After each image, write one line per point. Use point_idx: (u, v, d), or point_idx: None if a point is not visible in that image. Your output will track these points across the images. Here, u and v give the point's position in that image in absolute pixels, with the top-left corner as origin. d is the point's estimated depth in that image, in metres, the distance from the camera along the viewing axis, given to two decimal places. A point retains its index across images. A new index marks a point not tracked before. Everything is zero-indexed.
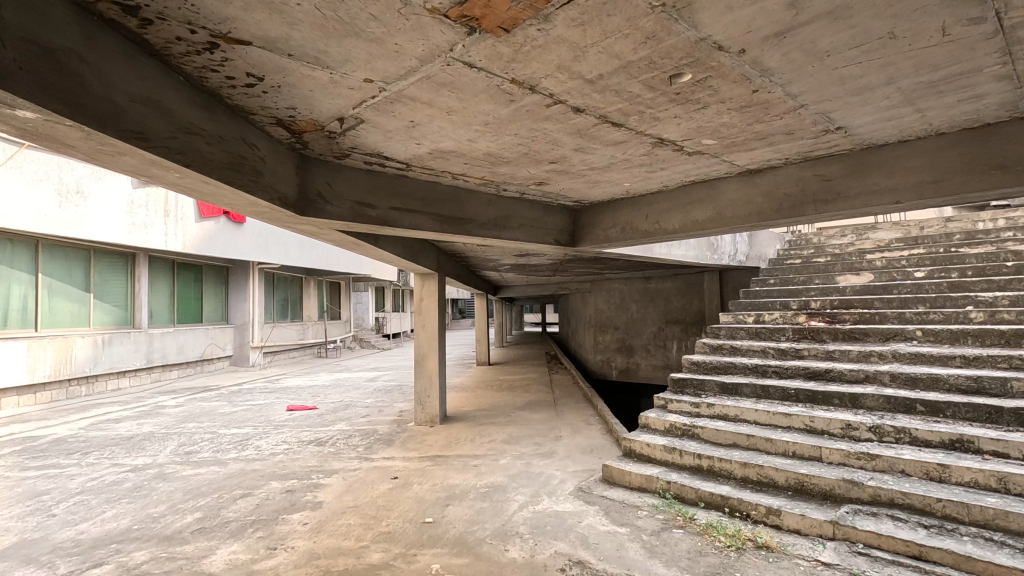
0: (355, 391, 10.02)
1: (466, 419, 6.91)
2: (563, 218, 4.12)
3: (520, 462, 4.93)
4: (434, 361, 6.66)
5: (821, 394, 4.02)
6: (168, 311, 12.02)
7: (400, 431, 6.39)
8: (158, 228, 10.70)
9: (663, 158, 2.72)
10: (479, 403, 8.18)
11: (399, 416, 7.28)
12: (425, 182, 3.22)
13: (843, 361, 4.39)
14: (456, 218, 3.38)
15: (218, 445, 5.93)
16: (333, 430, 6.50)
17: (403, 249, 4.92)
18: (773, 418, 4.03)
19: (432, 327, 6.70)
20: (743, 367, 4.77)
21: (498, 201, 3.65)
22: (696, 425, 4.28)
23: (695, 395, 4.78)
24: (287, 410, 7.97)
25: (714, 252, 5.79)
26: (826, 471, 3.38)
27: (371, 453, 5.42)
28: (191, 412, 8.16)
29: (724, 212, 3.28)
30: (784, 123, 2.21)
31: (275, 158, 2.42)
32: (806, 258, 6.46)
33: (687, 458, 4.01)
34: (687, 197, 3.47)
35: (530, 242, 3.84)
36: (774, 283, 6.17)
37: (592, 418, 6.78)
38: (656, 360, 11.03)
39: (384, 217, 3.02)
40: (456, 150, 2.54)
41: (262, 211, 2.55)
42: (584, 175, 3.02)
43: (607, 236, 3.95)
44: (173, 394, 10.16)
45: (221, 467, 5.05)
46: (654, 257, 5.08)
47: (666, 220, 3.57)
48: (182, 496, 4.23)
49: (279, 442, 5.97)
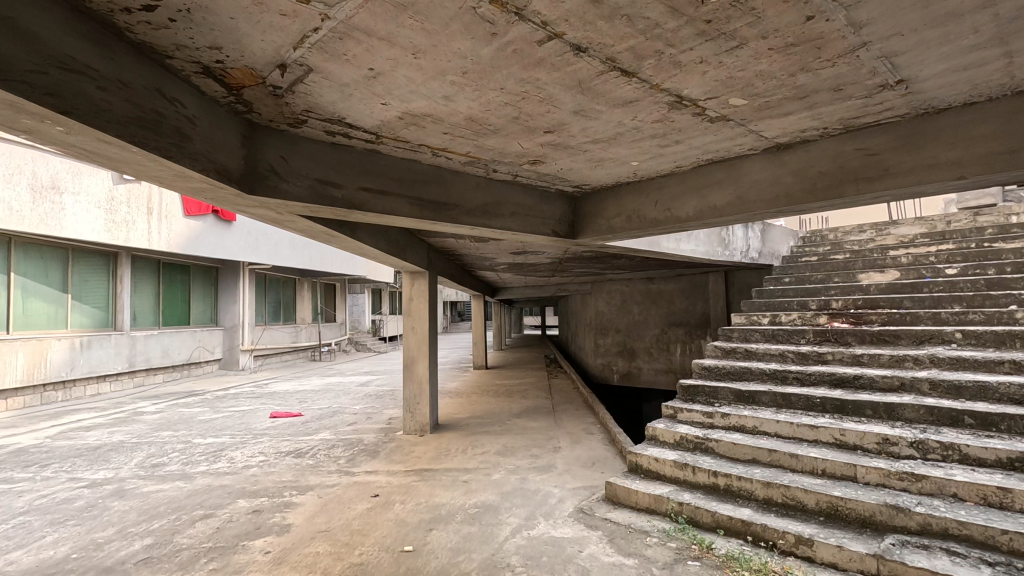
0: (346, 397, 9.59)
1: (458, 427, 6.47)
2: (562, 206, 3.69)
3: (514, 477, 4.48)
4: (424, 365, 6.23)
5: (851, 404, 3.58)
6: (152, 313, 11.59)
7: (388, 441, 5.95)
8: (140, 226, 10.24)
9: (679, 126, 2.29)
10: (474, 409, 7.73)
11: (387, 424, 6.84)
12: (402, 160, 2.78)
13: (872, 366, 3.95)
14: (438, 203, 2.96)
15: (189, 456, 5.48)
16: (315, 440, 6.05)
17: (387, 243, 4.49)
18: (797, 431, 3.60)
19: (423, 329, 6.27)
20: (760, 373, 4.34)
21: (488, 185, 3.21)
22: (711, 438, 3.84)
23: (707, 403, 4.34)
24: (270, 418, 7.52)
25: (726, 248, 5.35)
26: (863, 494, 2.94)
27: (353, 466, 4.98)
28: (169, 419, 7.71)
29: (746, 195, 2.85)
30: (833, 74, 1.78)
31: (210, 121, 1.99)
32: (822, 255, 6.02)
33: (701, 475, 3.56)
34: (702, 179, 3.04)
35: (524, 232, 3.41)
36: (789, 281, 5.74)
37: (593, 426, 6.34)
38: (659, 364, 10.60)
39: (352, 198, 2.59)
40: (432, 114, 2.12)
41: (199, 187, 2.13)
42: (586, 150, 2.59)
43: (611, 226, 3.52)
44: (155, 399, 9.73)
45: (186, 483, 4.60)
46: (661, 253, 4.65)
47: (678, 206, 3.15)
48: (135, 519, 3.78)
49: (255, 454, 5.52)
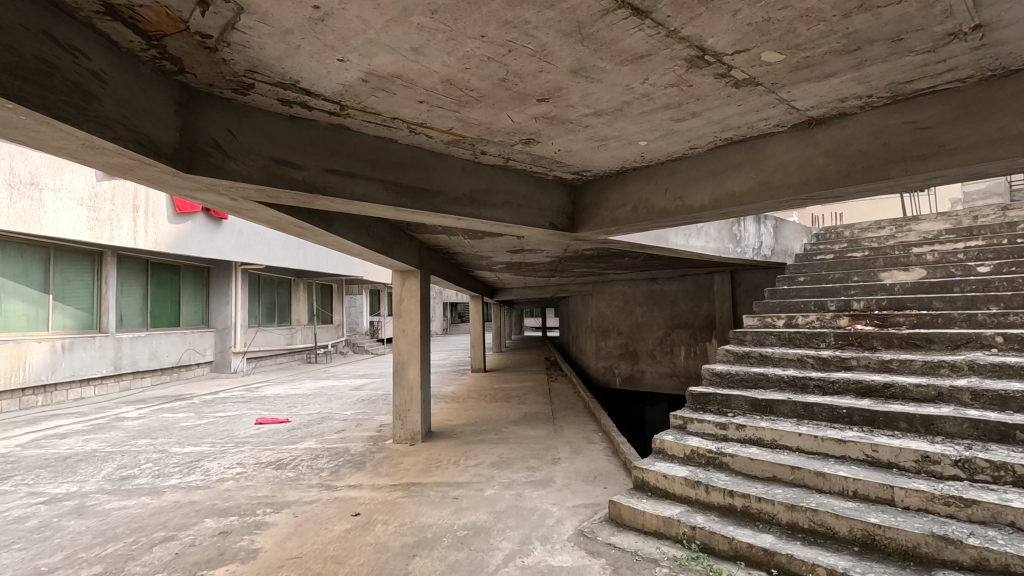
0: (337, 401, 9.22)
1: (452, 436, 6.10)
2: (560, 196, 3.33)
3: (509, 493, 4.11)
4: (415, 370, 5.87)
5: (882, 416, 3.22)
6: (139, 314, 11.26)
7: (376, 451, 5.59)
8: (125, 225, 9.92)
9: (698, 93, 1.94)
10: (469, 416, 7.37)
11: (377, 432, 6.47)
12: (376, 139, 2.42)
13: (902, 373, 3.58)
14: (418, 190, 2.60)
15: (162, 467, 5.12)
16: (298, 450, 5.68)
17: (370, 238, 4.15)
18: (821, 446, 3.23)
19: (414, 331, 5.92)
20: (777, 381, 3.98)
21: (477, 169, 2.85)
22: (725, 453, 3.48)
23: (719, 413, 3.97)
24: (255, 424, 7.14)
25: (738, 244, 4.98)
26: (905, 522, 2.57)
27: (335, 480, 4.61)
28: (150, 426, 7.34)
29: (771, 179, 2.49)
30: (896, 14, 1.42)
31: (127, 79, 1.63)
32: (839, 253, 5.66)
33: (715, 494, 3.20)
34: (719, 163, 2.68)
35: (517, 224, 3.05)
36: (804, 280, 5.37)
37: (594, 435, 5.97)
38: (662, 367, 10.23)
39: (314, 181, 2.24)
40: (402, 75, 1.77)
41: (121, 161, 1.78)
42: (587, 125, 2.24)
43: (615, 218, 3.16)
44: (140, 404, 9.38)
45: (153, 499, 4.23)
46: (668, 249, 4.28)
47: (692, 193, 2.79)
48: (88, 542, 3.42)
49: (233, 465, 5.15)
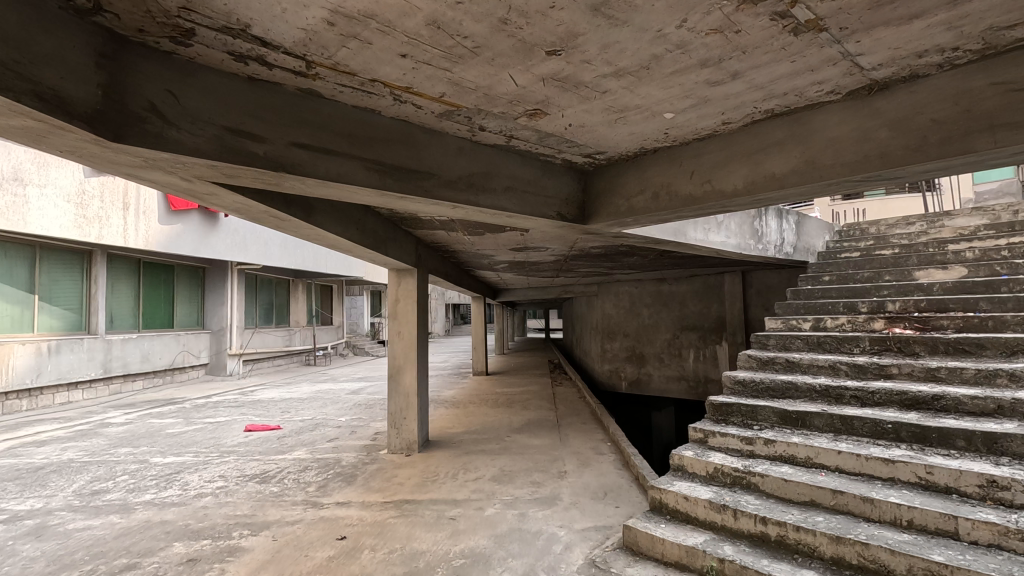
0: (332, 407, 8.86)
1: (451, 445, 5.73)
2: (569, 183, 2.96)
3: (511, 514, 3.73)
4: (412, 376, 5.51)
5: (935, 433, 2.83)
6: (131, 315, 10.93)
7: (369, 462, 5.23)
8: (115, 223, 9.56)
9: (744, 43, 1.57)
10: (470, 422, 7.01)
11: (372, 440, 6.11)
12: (356, 109, 2.06)
13: (952, 383, 3.20)
14: (406, 171, 2.24)
15: (137, 481, 4.75)
16: (286, 460, 5.32)
17: (359, 232, 3.79)
18: (865, 466, 2.86)
19: (411, 334, 5.56)
20: (808, 390, 3.60)
21: (475, 150, 2.48)
22: (754, 473, 3.10)
23: (744, 426, 3.59)
24: (244, 431, 6.79)
25: (759, 241, 4.60)
26: (976, 561, 2.18)
27: (322, 496, 4.23)
28: (134, 433, 6.99)
29: (819, 158, 2.12)
30: None
31: (21, 14, 1.27)
32: (866, 251, 5.26)
33: (745, 521, 2.82)
34: (755, 140, 2.31)
35: (519, 213, 2.69)
36: (829, 280, 4.98)
37: (602, 445, 5.59)
38: (670, 371, 9.83)
39: (279, 158, 1.88)
40: (377, 14, 1.40)
41: (24, 124, 1.42)
42: (604, 89, 1.87)
43: (632, 206, 2.80)
44: (127, 409, 9.03)
45: (122, 518, 3.85)
46: (686, 245, 3.92)
47: (722, 176, 2.42)
48: (40, 570, 3.05)
49: (214, 478, 4.78)
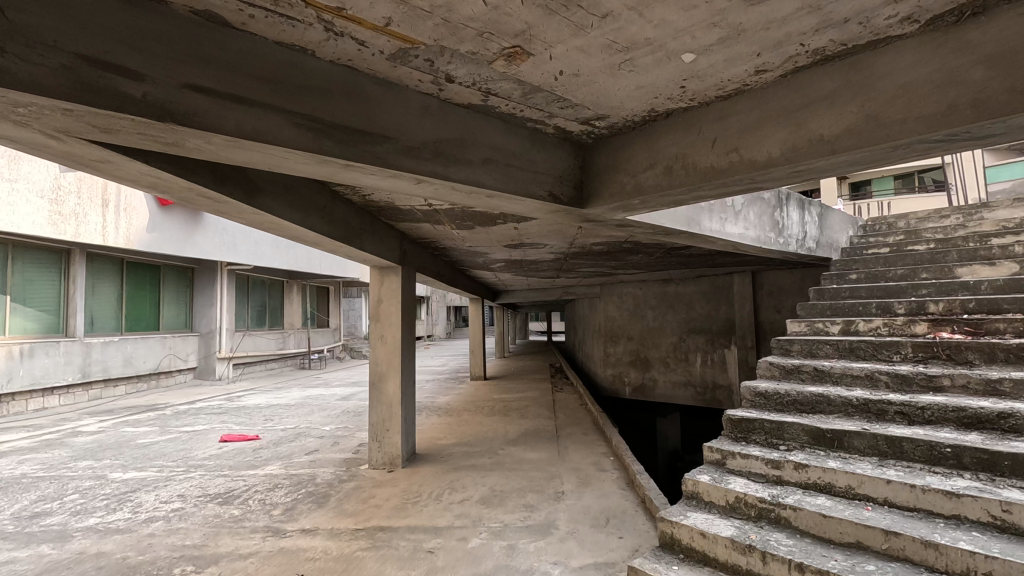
0: (318, 414, 8.37)
1: (439, 460, 5.24)
2: (564, 157, 2.47)
3: (498, 546, 3.24)
4: (396, 384, 5.03)
5: (1011, 461, 2.31)
6: (114, 317, 10.49)
7: (347, 479, 4.74)
8: (93, 220, 9.11)
9: None
10: (462, 432, 6.52)
11: (354, 453, 5.62)
12: (281, 48, 1.57)
13: (1019, 398, 2.68)
14: (352, 132, 1.74)
15: (86, 501, 4.27)
16: (257, 477, 4.84)
17: (325, 222, 3.32)
18: (922, 501, 2.35)
19: (394, 338, 5.07)
20: (843, 405, 3.09)
21: (445, 111, 2.00)
22: (785, 506, 2.59)
23: (766, 445, 3.09)
24: (220, 442, 6.31)
25: (780, 234, 4.09)
26: None
27: (287, 522, 3.73)
28: (102, 443, 6.52)
29: (884, 113, 1.64)
30: None
31: None
32: (897, 246, 4.75)
33: (777, 568, 2.31)
34: (799, 96, 1.82)
35: (501, 191, 2.20)
36: (857, 278, 4.47)
37: (604, 460, 5.08)
38: (676, 376, 9.33)
39: (167, 105, 1.39)
40: None
41: None
42: (603, 10, 1.39)
43: (640, 184, 2.31)
44: (104, 416, 8.58)
45: (53, 549, 3.36)
46: (700, 237, 3.43)
47: (754, 143, 1.93)
48: None
49: (171, 498, 4.29)
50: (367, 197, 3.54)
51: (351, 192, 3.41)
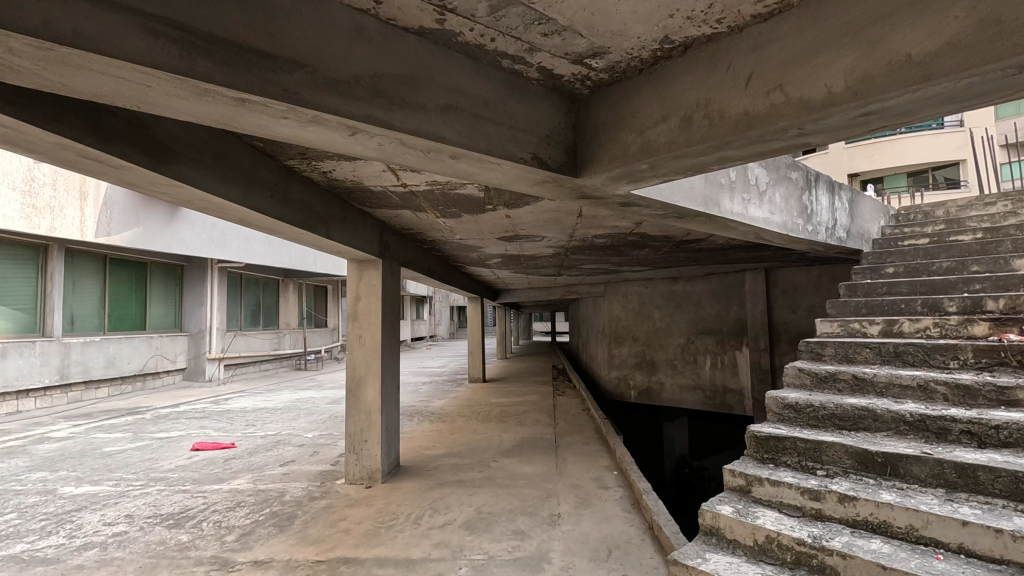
0: (304, 419, 7.89)
1: (423, 474, 4.74)
2: (553, 113, 1.96)
3: None
4: (375, 390, 4.53)
5: None
6: (96, 316, 10.06)
7: (318, 496, 4.24)
8: (69, 213, 8.67)
9: None
10: (453, 441, 6.02)
11: (332, 466, 5.12)
12: None
13: None
14: (242, 51, 1.24)
15: (21, 523, 3.78)
16: (219, 494, 4.34)
17: (276, 203, 2.83)
18: (1013, 552, 1.81)
19: (374, 339, 4.58)
20: (892, 421, 2.56)
21: (388, 36, 1.50)
22: (831, 552, 2.06)
23: (801, 470, 2.56)
24: (190, 452, 5.83)
25: (808, 220, 3.55)
26: None
27: (239, 551, 3.24)
28: (66, 452, 6.04)
29: (1010, 12, 1.12)
30: None
31: None
32: (937, 237, 4.19)
33: None
34: (873, 3, 1.31)
35: (468, 151, 1.69)
36: (894, 273, 3.94)
37: (606, 475, 4.56)
38: (684, 379, 8.79)
39: None
40: None
41: None
42: None
43: (649, 142, 1.80)
44: (79, 420, 8.09)
45: None
46: (719, 221, 2.91)
47: (806, 74, 1.42)
48: None
49: (116, 519, 3.79)
50: (329, 175, 3.04)
51: (309, 168, 2.92)
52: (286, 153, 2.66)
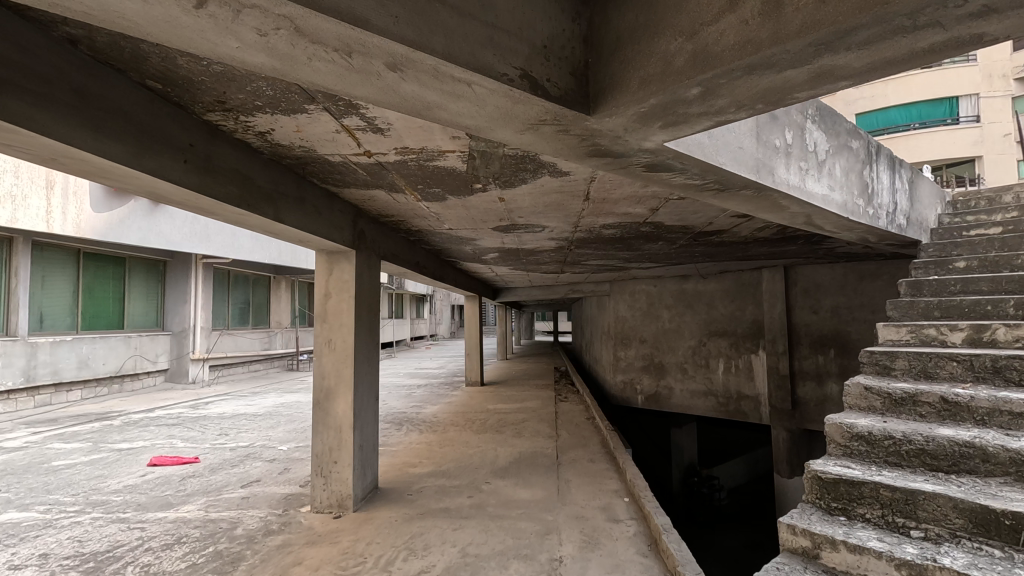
0: (284, 427, 7.25)
1: (402, 500, 4.07)
2: (554, 17, 1.31)
3: None
4: (346, 404, 3.86)
5: None
6: (68, 314, 9.44)
7: (276, 530, 3.58)
8: (35, 202, 8.04)
9: None
10: (442, 457, 5.37)
11: (300, 488, 4.46)
12: None
13: None
14: None
15: None
16: (160, 525, 3.68)
17: (194, 170, 2.17)
18: None
19: (345, 344, 3.91)
20: (1013, 464, 1.88)
21: None
22: None
23: (892, 533, 1.89)
24: (147, 467, 5.20)
25: (870, 202, 2.88)
26: None
27: None
28: (10, 465, 5.42)
29: None
30: None
31: None
32: (1012, 225, 3.50)
33: None
34: None
35: (414, 47, 1.03)
36: (966, 267, 3.27)
37: (615, 505, 3.89)
38: (695, 385, 8.11)
39: None
40: None
41: None
42: None
43: (708, 43, 1.13)
44: (40, 427, 7.45)
45: None
46: (769, 196, 2.25)
47: None
48: None
49: (25, 561, 3.13)
50: (269, 138, 2.39)
51: (240, 128, 2.28)
52: (201, 102, 2.01)
